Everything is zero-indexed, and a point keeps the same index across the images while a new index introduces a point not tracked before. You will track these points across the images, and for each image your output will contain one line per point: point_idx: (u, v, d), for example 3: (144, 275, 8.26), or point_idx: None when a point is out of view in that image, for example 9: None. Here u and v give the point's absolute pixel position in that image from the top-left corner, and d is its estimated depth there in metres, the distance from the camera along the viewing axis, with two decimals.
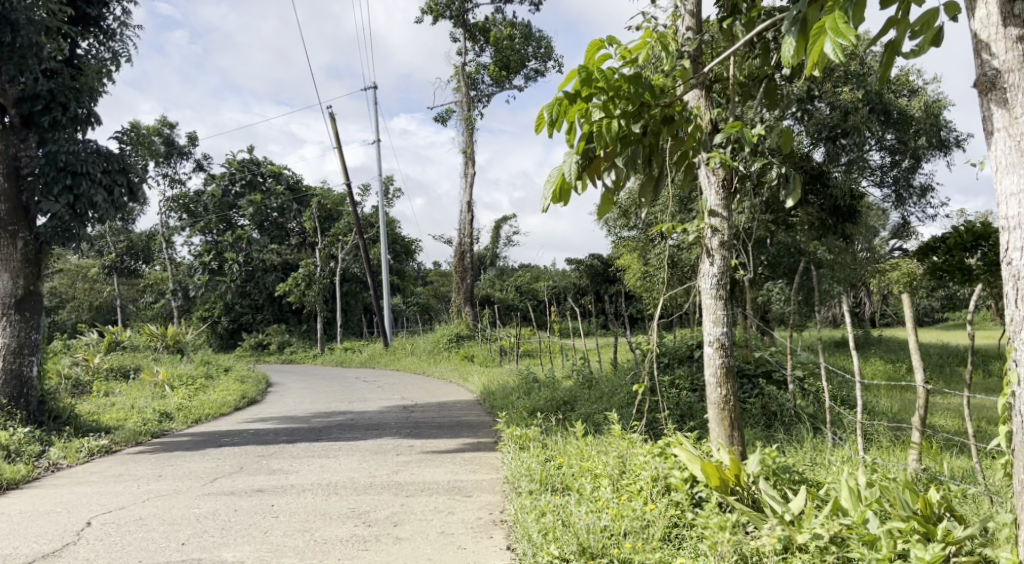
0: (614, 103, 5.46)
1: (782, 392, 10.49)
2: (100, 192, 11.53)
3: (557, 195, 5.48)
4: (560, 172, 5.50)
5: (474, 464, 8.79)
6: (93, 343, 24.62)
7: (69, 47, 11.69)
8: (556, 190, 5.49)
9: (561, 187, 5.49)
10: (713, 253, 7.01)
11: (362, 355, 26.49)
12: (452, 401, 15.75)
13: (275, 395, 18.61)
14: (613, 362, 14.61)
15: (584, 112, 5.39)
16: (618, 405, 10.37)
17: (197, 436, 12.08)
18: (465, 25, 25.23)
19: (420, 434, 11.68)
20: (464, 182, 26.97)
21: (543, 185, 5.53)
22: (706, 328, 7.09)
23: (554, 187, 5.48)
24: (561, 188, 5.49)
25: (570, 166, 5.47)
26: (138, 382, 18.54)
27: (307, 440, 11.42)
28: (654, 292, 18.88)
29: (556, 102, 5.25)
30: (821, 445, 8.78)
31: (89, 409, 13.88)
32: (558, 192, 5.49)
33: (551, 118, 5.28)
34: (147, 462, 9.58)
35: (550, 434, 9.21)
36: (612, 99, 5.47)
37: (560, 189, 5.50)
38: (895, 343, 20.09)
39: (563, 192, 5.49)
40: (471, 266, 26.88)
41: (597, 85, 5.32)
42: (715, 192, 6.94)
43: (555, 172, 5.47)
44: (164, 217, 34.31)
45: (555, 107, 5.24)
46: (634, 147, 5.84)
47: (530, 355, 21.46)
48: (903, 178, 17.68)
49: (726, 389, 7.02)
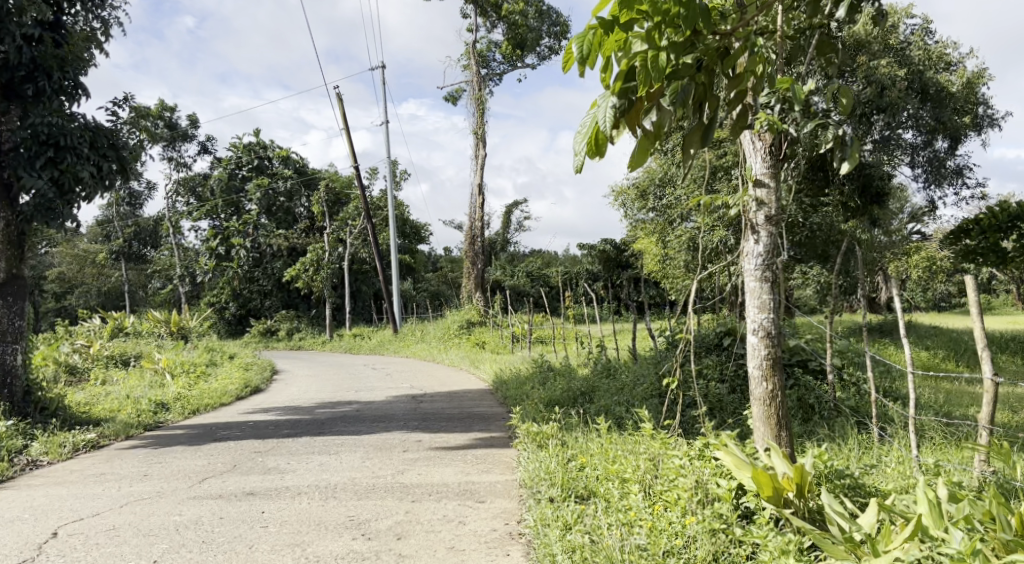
0: (661, 34, 4.73)
1: (822, 385, 9.65)
2: (86, 167, 10.80)
3: (592, 148, 4.84)
4: (595, 121, 4.82)
5: (489, 463, 8.02)
6: (95, 329, 24.03)
7: (53, 13, 10.97)
8: (590, 145, 4.85)
9: (596, 138, 4.84)
10: (758, 230, 6.27)
11: (371, 341, 25.76)
12: (462, 390, 15.00)
13: (280, 384, 17.91)
14: (633, 349, 13.79)
15: (624, 47, 4.76)
16: (642, 397, 9.62)
17: (192, 428, 11.34)
18: (477, 2, 24.37)
19: (430, 427, 10.91)
20: (475, 164, 26.22)
21: (574, 135, 4.87)
22: (749, 315, 6.33)
23: (587, 138, 4.82)
24: (597, 141, 4.84)
25: (605, 112, 4.78)
26: (138, 370, 17.87)
27: (309, 434, 10.68)
28: (675, 278, 18.05)
29: (587, 33, 4.66)
30: (866, 442, 7.99)
31: (81, 399, 13.18)
32: (592, 148, 4.85)
33: (584, 53, 4.68)
34: (134, 458, 8.85)
35: (570, 429, 8.42)
36: (659, 27, 4.72)
37: (595, 143, 4.85)
38: (925, 330, 19.22)
39: (599, 145, 4.84)
40: (483, 250, 26.08)
41: (642, 10, 4.66)
42: (761, 159, 6.22)
43: (587, 119, 4.80)
44: (171, 201, 33.66)
45: (586, 39, 4.66)
46: (685, 83, 4.89)
47: (544, 343, 20.65)
48: (937, 158, 16.82)
49: (772, 383, 6.24)
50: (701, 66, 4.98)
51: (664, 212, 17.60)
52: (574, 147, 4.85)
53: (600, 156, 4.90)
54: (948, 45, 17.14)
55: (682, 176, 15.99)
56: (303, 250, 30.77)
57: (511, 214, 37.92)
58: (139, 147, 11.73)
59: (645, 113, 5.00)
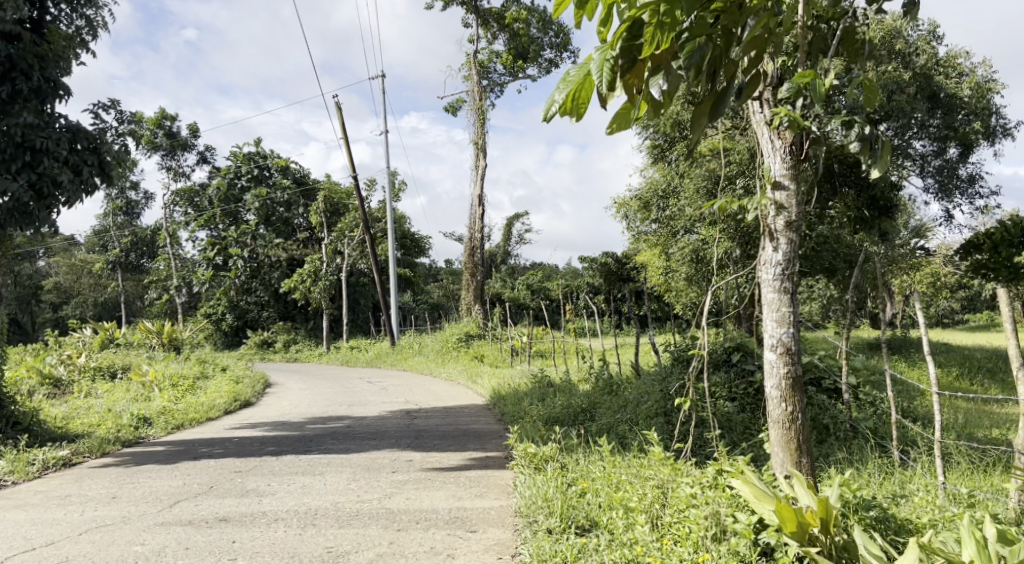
0: None
1: (838, 404, 9.13)
2: (65, 172, 10.26)
3: (571, 105, 4.42)
4: (585, 74, 4.41)
5: (482, 486, 7.50)
6: (85, 340, 23.53)
7: (36, 11, 10.52)
8: (570, 102, 4.43)
9: (580, 93, 4.42)
10: (777, 236, 5.74)
11: (368, 354, 25.19)
12: (459, 406, 14.45)
13: (271, 397, 17.36)
14: (636, 364, 13.24)
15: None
16: (646, 415, 9.17)
17: (174, 445, 10.79)
18: (478, 11, 23.92)
19: (422, 445, 10.36)
20: (474, 174, 25.76)
21: (558, 86, 4.46)
22: (767, 329, 5.80)
23: (570, 91, 4.40)
24: (579, 98, 4.44)
25: (600, 65, 4.39)
26: (125, 383, 17.33)
27: (295, 452, 10.13)
28: (680, 291, 17.50)
29: None
30: (887, 465, 7.44)
31: (61, 413, 12.62)
32: (571, 107, 4.43)
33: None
34: (105, 478, 8.31)
35: (571, 450, 7.90)
36: None
37: (578, 101, 4.44)
38: (937, 347, 18.59)
39: (580, 105, 4.43)
40: (482, 262, 25.53)
41: None
42: (781, 158, 5.71)
43: (578, 70, 4.40)
44: (168, 210, 33.19)
45: None
46: (701, 43, 4.52)
47: (543, 357, 20.13)
48: (947, 168, 16.33)
49: (793, 404, 5.70)
50: (720, 24, 4.60)
51: (666, 224, 17.06)
52: (554, 97, 4.42)
53: (577, 116, 4.47)
54: (960, 52, 16.70)
55: (686, 187, 15.55)
56: (301, 261, 30.21)
57: (512, 227, 37.41)
58: (125, 151, 11.22)
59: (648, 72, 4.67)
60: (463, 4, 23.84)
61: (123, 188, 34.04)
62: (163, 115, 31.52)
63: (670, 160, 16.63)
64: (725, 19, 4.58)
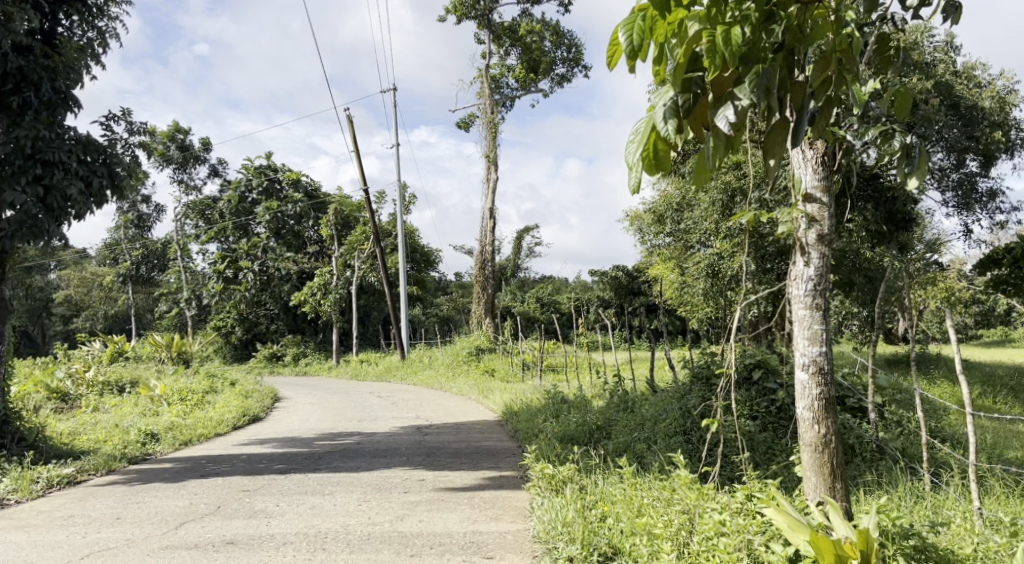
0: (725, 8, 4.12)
1: (862, 424, 8.90)
2: (74, 184, 10.05)
3: (650, 159, 4.13)
4: (650, 126, 4.15)
5: (498, 508, 7.30)
6: (94, 353, 23.39)
7: (46, 22, 10.37)
8: (648, 159, 4.14)
9: (653, 148, 4.14)
10: (808, 250, 5.50)
11: (377, 367, 24.97)
12: (470, 421, 14.21)
13: (281, 412, 17.15)
14: (650, 380, 12.96)
15: (680, 32, 4.14)
16: (664, 434, 8.93)
17: (181, 462, 10.56)
18: (490, 26, 23.79)
19: (434, 463, 10.11)
20: (485, 188, 25.58)
21: (629, 146, 4.20)
22: (798, 348, 5.56)
23: (645, 148, 4.14)
24: (656, 150, 4.13)
25: (663, 110, 4.15)
26: (133, 397, 17.13)
27: (304, 470, 9.89)
28: (694, 306, 17.22)
29: (636, 19, 4.08)
30: (918, 489, 7.22)
31: (68, 428, 12.42)
32: (651, 163, 4.13)
33: (634, 44, 4.08)
34: (110, 497, 8.07)
35: (589, 472, 7.68)
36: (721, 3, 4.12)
37: (656, 155, 4.14)
38: (956, 363, 18.27)
39: (660, 157, 4.12)
40: (494, 275, 25.33)
41: None
42: (812, 170, 5.49)
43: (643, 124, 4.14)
44: (179, 223, 33.09)
45: (636, 24, 4.07)
46: (768, 65, 4.12)
47: (555, 372, 19.87)
48: (966, 183, 16.06)
49: (825, 426, 5.48)
50: (781, 46, 4.25)
51: (679, 237, 16.79)
52: (629, 160, 4.16)
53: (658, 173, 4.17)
54: (979, 64, 16.45)
55: (701, 201, 15.33)
56: (310, 274, 30.00)
57: (523, 240, 37.20)
58: (136, 163, 11.01)
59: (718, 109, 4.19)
60: (476, 18, 23.71)
61: (134, 201, 33.97)
62: (175, 128, 31.48)
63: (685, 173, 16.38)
64: (788, 40, 4.26)
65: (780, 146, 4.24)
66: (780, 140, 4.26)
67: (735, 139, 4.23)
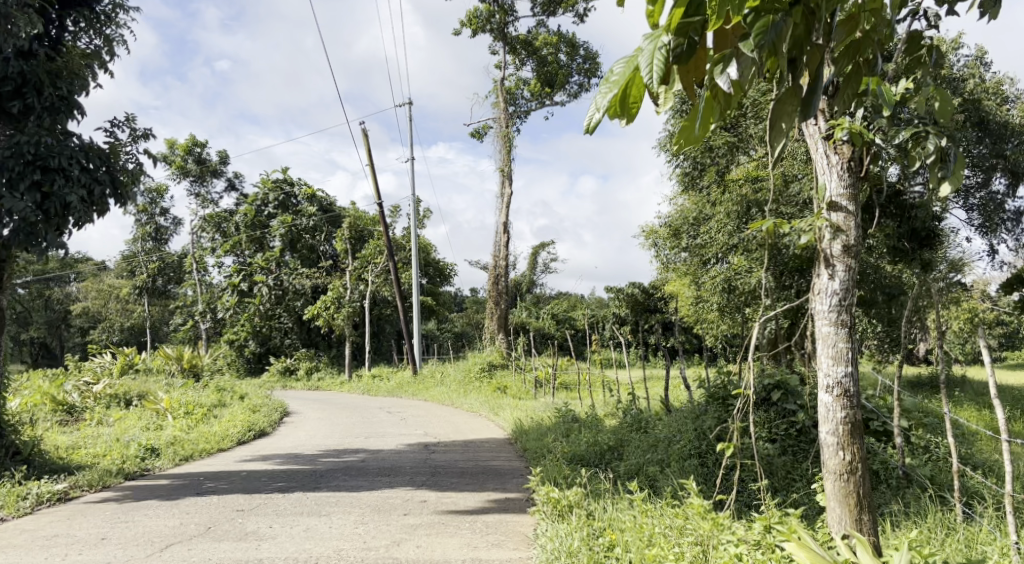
0: None
1: (887, 450, 8.52)
2: (75, 192, 9.68)
3: (618, 105, 3.76)
4: (633, 67, 3.75)
5: (500, 534, 6.96)
6: (104, 365, 23.15)
7: (52, 27, 10.03)
8: (616, 107, 3.77)
9: (629, 93, 3.76)
10: (833, 262, 5.12)
11: (390, 382, 24.64)
12: (479, 439, 13.83)
13: (288, 427, 16.78)
14: (666, 400, 12.53)
15: None
16: (677, 456, 8.56)
17: (178, 478, 10.21)
18: (506, 39, 23.52)
19: (438, 484, 9.71)
20: (500, 202, 25.29)
21: (601, 85, 3.80)
22: (821, 367, 5.17)
23: (619, 89, 3.75)
24: (627, 98, 3.76)
25: (650, 55, 3.72)
26: (139, 410, 16.79)
27: (304, 489, 9.52)
28: (711, 323, 16.81)
29: None
30: (970, 533, 7.02)
31: (68, 442, 12.08)
32: (618, 111, 3.77)
33: None
34: (97, 515, 7.73)
35: (597, 496, 7.33)
36: None
37: (627, 104, 3.78)
38: (982, 386, 17.74)
39: (629, 106, 3.76)
40: (508, 290, 25.01)
41: None
42: (837, 174, 5.11)
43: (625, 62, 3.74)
44: (194, 235, 32.95)
45: None
46: (779, 18, 3.72)
47: (568, 390, 19.44)
48: (993, 200, 15.59)
49: (851, 452, 5.09)
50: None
51: (697, 252, 16.34)
52: (596, 102, 3.79)
53: (627, 121, 3.79)
54: (1004, 78, 16.03)
55: (719, 217, 14.93)
56: (325, 289, 29.69)
57: (538, 256, 36.88)
58: (140, 172, 10.65)
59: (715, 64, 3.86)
60: (491, 31, 23.46)
61: (151, 213, 33.85)
62: (193, 141, 31.38)
63: (704, 187, 15.98)
64: None
65: (785, 117, 3.89)
66: (788, 112, 3.89)
67: (725, 96, 3.92)
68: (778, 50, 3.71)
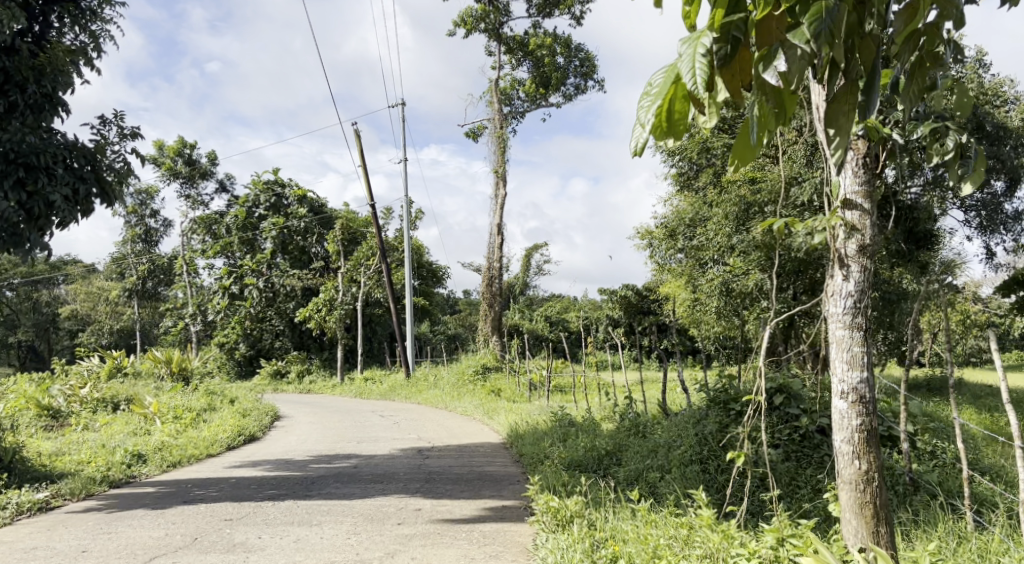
0: None
1: (894, 456, 8.31)
2: (60, 191, 9.38)
3: (662, 122, 3.70)
4: (674, 75, 3.66)
5: (498, 545, 6.73)
6: (92, 369, 22.84)
7: (35, 22, 9.66)
8: (660, 126, 3.72)
9: (672, 106, 3.69)
10: (848, 262, 4.90)
11: (382, 385, 24.37)
12: (473, 444, 13.59)
13: (279, 432, 16.50)
14: (663, 403, 12.31)
15: None
16: (679, 463, 8.37)
17: (165, 485, 9.93)
18: (501, 39, 23.27)
19: (433, 491, 9.46)
20: (493, 204, 25.06)
21: (643, 99, 3.74)
22: (836, 372, 4.96)
23: (662, 102, 3.68)
24: (672, 113, 3.70)
25: (689, 61, 3.61)
26: (127, 415, 16.49)
27: (295, 496, 9.25)
28: (707, 325, 16.60)
29: None
30: (979, 543, 6.80)
31: (52, 449, 11.79)
32: (664, 128, 3.72)
33: None
34: (80, 526, 7.47)
35: (598, 505, 7.12)
36: None
37: (670, 120, 3.72)
38: (981, 389, 17.55)
39: (676, 121, 3.70)
40: (501, 292, 24.78)
41: None
42: (851, 170, 4.89)
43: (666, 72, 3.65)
44: (184, 237, 32.63)
45: None
46: (832, 4, 3.47)
47: (564, 392, 19.22)
48: (992, 201, 15.41)
49: (867, 461, 4.91)
50: None
51: (693, 254, 16.12)
52: (641, 120, 3.71)
53: (675, 136, 3.74)
54: (1002, 80, 15.87)
55: (715, 219, 14.71)
56: (316, 291, 29.38)
57: (531, 258, 36.64)
58: (127, 171, 10.35)
59: (764, 59, 3.66)
60: (485, 31, 23.23)
61: (141, 214, 33.51)
62: (183, 142, 31.06)
63: (701, 188, 15.77)
64: None
65: (844, 116, 3.66)
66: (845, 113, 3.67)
67: (777, 96, 3.78)
68: (836, 37, 3.47)
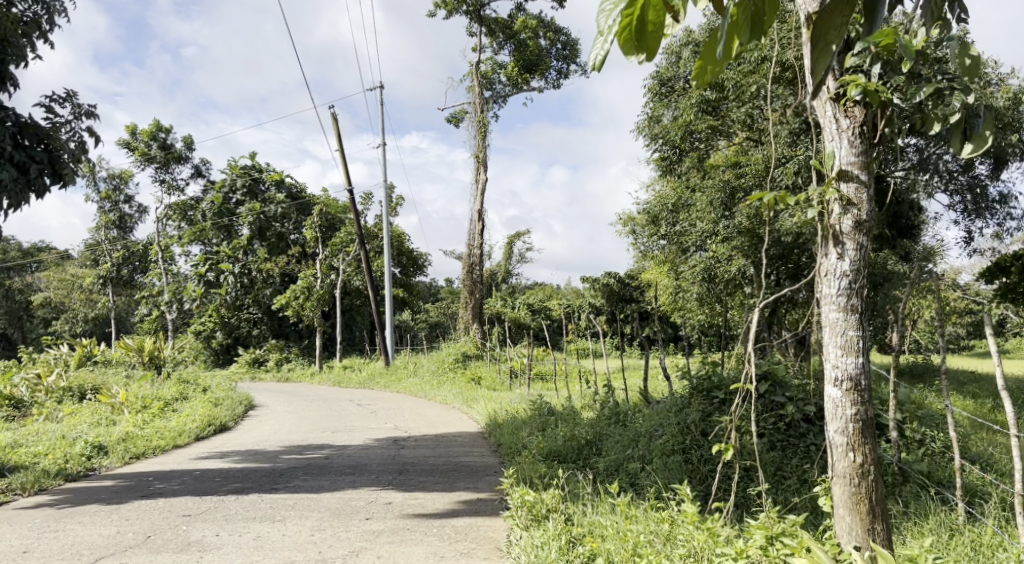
0: None
1: (883, 445, 7.98)
2: (8, 170, 8.88)
3: (632, 36, 3.53)
4: None
5: (470, 542, 6.36)
6: (61, 357, 22.31)
7: None
8: (625, 34, 3.54)
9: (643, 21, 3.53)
10: (843, 240, 4.55)
11: (361, 373, 23.97)
12: (451, 433, 13.20)
13: (252, 421, 16.05)
14: (644, 391, 11.98)
15: None
16: (660, 452, 8.01)
17: (125, 478, 9.50)
18: (482, 21, 22.79)
19: (406, 483, 9.05)
20: (475, 189, 24.66)
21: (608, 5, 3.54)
22: (829, 358, 4.63)
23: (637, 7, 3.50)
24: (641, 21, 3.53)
25: None
26: (93, 404, 16.01)
27: (260, 490, 8.83)
28: (691, 311, 16.29)
29: None
30: (971, 536, 6.48)
31: (10, 440, 11.35)
32: (629, 38, 3.54)
33: None
34: (24, 524, 7.03)
35: (576, 499, 6.76)
36: None
37: (637, 29, 3.54)
38: (967, 376, 17.30)
39: (644, 33, 3.53)
40: (482, 279, 24.38)
41: None
42: (847, 140, 4.52)
43: None
44: (160, 224, 31.99)
45: None
46: None
47: (544, 380, 18.88)
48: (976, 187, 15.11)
49: (862, 454, 4.58)
50: None
51: (675, 239, 15.70)
52: (605, 26, 3.53)
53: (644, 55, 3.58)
54: (991, 62, 15.58)
55: (697, 203, 14.36)
56: (294, 278, 28.90)
57: (513, 244, 36.19)
58: (83, 151, 9.85)
59: None
60: (466, 13, 22.76)
61: (115, 200, 32.81)
62: (157, 127, 30.40)
63: (682, 172, 15.35)
64: None
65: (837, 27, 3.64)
66: (839, 25, 3.65)
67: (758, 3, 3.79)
68: None
